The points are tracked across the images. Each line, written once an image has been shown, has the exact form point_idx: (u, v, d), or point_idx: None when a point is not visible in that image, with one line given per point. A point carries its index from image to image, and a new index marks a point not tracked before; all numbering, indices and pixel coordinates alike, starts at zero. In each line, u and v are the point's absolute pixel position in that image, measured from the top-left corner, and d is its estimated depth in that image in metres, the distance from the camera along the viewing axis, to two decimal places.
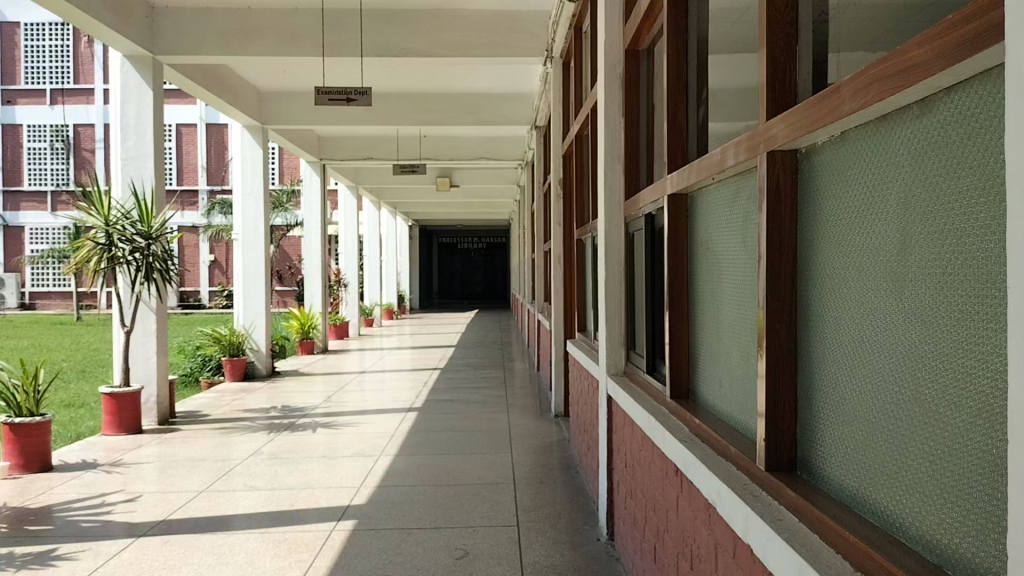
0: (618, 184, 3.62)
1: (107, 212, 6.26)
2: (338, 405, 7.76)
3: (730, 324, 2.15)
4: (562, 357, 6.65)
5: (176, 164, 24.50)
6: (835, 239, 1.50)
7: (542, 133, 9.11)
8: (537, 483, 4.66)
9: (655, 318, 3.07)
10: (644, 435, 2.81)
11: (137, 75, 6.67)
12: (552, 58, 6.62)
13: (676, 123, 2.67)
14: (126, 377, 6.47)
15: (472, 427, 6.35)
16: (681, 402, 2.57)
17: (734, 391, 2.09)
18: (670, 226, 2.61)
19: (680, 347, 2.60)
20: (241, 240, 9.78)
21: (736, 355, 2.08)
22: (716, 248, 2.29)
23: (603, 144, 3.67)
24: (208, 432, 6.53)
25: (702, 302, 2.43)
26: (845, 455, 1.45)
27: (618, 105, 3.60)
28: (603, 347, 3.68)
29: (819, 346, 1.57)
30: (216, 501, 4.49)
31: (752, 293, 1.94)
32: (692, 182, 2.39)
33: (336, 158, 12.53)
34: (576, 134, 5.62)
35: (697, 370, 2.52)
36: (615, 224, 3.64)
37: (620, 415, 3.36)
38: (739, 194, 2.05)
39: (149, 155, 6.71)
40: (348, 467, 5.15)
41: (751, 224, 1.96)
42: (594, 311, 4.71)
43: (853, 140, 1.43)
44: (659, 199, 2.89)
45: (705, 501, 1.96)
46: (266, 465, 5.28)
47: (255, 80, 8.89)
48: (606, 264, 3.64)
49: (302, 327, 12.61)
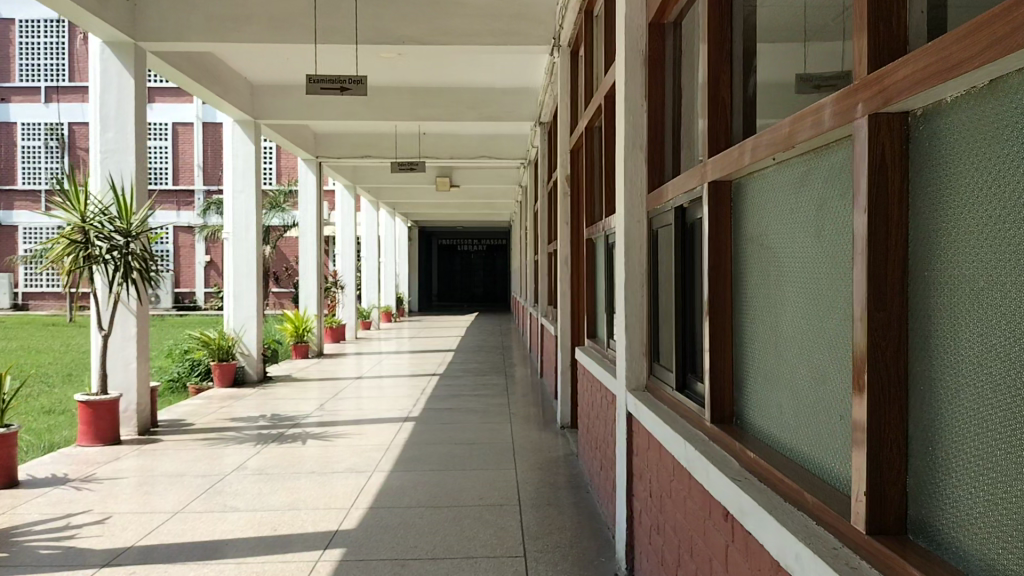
0: (640, 176, 3.22)
1: (83, 208, 5.87)
2: (332, 414, 7.36)
3: (795, 336, 1.75)
4: (568, 365, 6.25)
5: (172, 163, 24.07)
6: (979, 227, 1.11)
7: (548, 130, 8.72)
8: (545, 506, 4.24)
9: (688, 326, 2.67)
10: (676, 463, 2.41)
11: (118, 63, 6.27)
12: (560, 47, 6.22)
13: (718, 97, 2.25)
14: (104, 384, 6.06)
15: (472, 440, 5.95)
16: (724, 426, 2.18)
17: (801, 420, 1.70)
18: (710, 220, 2.21)
19: (721, 363, 2.20)
20: (232, 239, 9.38)
21: (806, 376, 1.68)
22: (772, 243, 1.89)
23: (622, 133, 3.27)
24: (192, 443, 6.12)
25: (752, 310, 2.04)
26: (1002, 524, 1.07)
27: (640, 85, 3.20)
28: (622, 358, 3.29)
29: (948, 370, 1.18)
30: (193, 524, 4.08)
31: (833, 297, 1.54)
32: (743, 164, 1.98)
33: (332, 155, 12.12)
34: (587, 125, 5.22)
35: (744, 390, 2.12)
36: (637, 220, 3.24)
37: (643, 437, 2.97)
38: (811, 175, 1.64)
39: (131, 147, 6.31)
40: (338, 484, 4.73)
41: (829, 211, 1.56)
42: (608, 317, 4.31)
43: (1014, 88, 1.03)
44: (691, 188, 2.47)
45: (773, 562, 1.56)
46: (251, 481, 4.87)
47: (247, 71, 8.49)
48: (625, 266, 3.25)
49: (297, 329, 12.20)
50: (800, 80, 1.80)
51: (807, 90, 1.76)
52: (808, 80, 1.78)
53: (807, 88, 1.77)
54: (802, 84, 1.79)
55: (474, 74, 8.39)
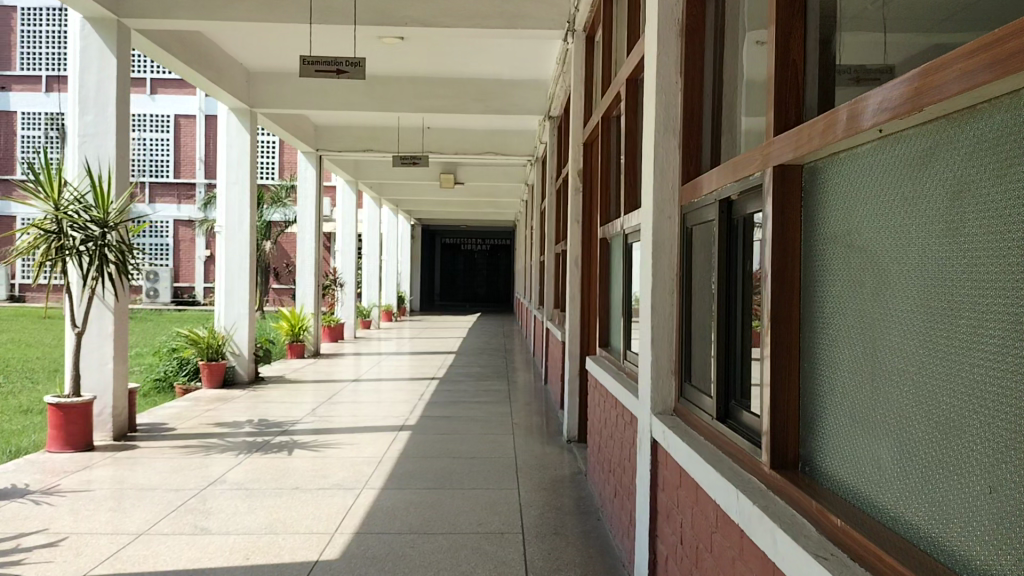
0: (672, 166, 2.77)
1: (57, 196, 5.47)
2: (325, 420, 6.92)
3: (905, 365, 1.33)
4: (577, 375, 5.81)
5: (173, 155, 23.62)
6: None
7: (558, 124, 8.31)
8: (551, 535, 3.80)
9: (736, 349, 2.24)
10: (720, 513, 1.97)
11: (99, 41, 5.83)
12: (574, 32, 5.79)
13: (789, 59, 1.80)
14: (76, 385, 5.62)
15: (473, 453, 5.52)
16: (788, 474, 1.75)
17: (921, 478, 1.27)
18: (774, 214, 1.76)
19: (785, 397, 1.75)
20: (225, 233, 8.95)
21: (928, 422, 1.25)
22: (867, 242, 1.46)
23: (651, 113, 2.82)
24: (171, 451, 5.69)
25: (833, 329, 1.61)
26: None
27: (672, 59, 2.75)
28: (645, 377, 2.85)
29: None
30: (157, 549, 3.64)
31: (988, 318, 1.11)
32: (830, 138, 1.54)
33: (333, 149, 11.69)
34: (604, 114, 4.78)
35: (814, 427, 1.69)
36: (667, 217, 2.80)
37: (670, 472, 2.53)
38: (943, 150, 1.22)
39: (112, 131, 5.87)
40: (323, 504, 4.30)
41: (980, 200, 1.13)
42: (627, 325, 3.87)
43: None
44: (743, 172, 2.03)
45: None
46: (228, 497, 4.44)
47: (242, 56, 8.06)
48: (652, 271, 2.80)
49: (292, 328, 11.80)
50: (847, 68, 1.62)
51: (853, 80, 1.58)
52: (855, 69, 1.60)
53: (846, 80, 1.63)
54: (849, 73, 1.61)
55: (481, 63, 7.94)
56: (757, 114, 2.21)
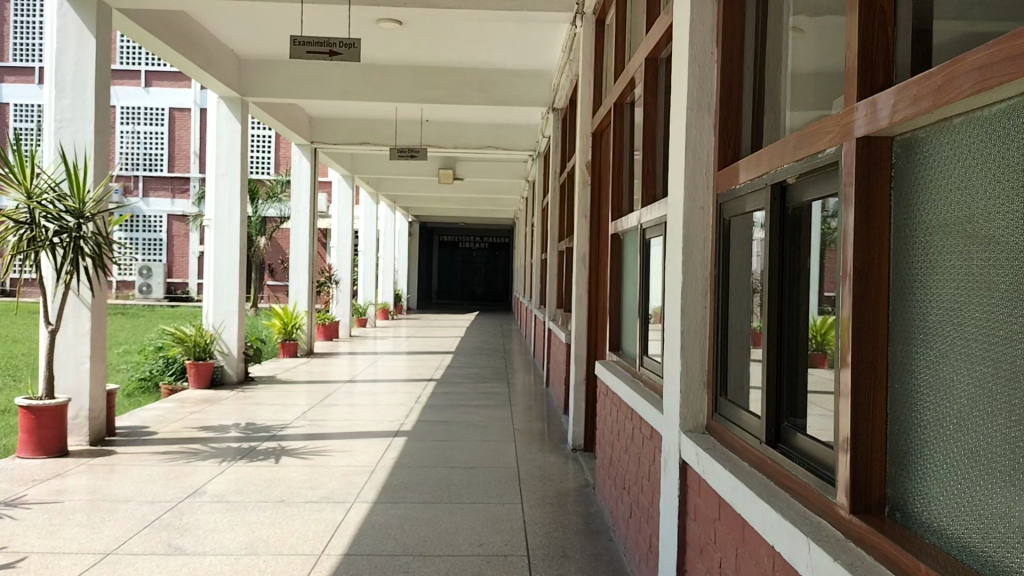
0: (707, 149, 2.43)
1: (30, 183, 5.12)
2: (317, 424, 6.58)
3: None
4: (585, 380, 5.48)
5: (168, 148, 23.22)
6: None
7: (562, 116, 7.98)
8: (558, 559, 3.46)
9: (791, 364, 1.89)
10: (781, 563, 1.63)
11: (78, 20, 5.47)
12: (583, 15, 5.44)
13: (876, 8, 1.45)
14: (50, 387, 5.26)
15: (471, 463, 5.18)
16: (870, 520, 1.42)
17: None
18: (861, 203, 1.42)
19: (868, 426, 1.42)
20: (213, 227, 8.60)
21: None
22: (1002, 234, 1.13)
23: (682, 91, 2.47)
24: (151, 457, 5.34)
25: (940, 343, 1.27)
26: None
27: (706, 26, 2.41)
28: (672, 388, 2.50)
29: None
30: (125, 570, 3.29)
31: None
32: (948, 98, 1.20)
33: (329, 141, 11.31)
34: (616, 102, 4.46)
35: (912, 464, 1.36)
36: (701, 206, 2.44)
37: (706, 501, 2.19)
38: None
39: (91, 117, 5.51)
40: (310, 520, 3.95)
41: None
42: (643, 328, 3.52)
43: None
44: (807, 148, 1.68)
45: None
46: (208, 512, 4.09)
47: (234, 41, 7.69)
48: (683, 268, 2.44)
49: (285, 326, 11.42)
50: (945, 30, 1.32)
51: (953, 46, 1.29)
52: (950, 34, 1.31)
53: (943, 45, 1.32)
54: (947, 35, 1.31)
55: (484, 51, 7.61)
56: (826, 81, 1.85)
